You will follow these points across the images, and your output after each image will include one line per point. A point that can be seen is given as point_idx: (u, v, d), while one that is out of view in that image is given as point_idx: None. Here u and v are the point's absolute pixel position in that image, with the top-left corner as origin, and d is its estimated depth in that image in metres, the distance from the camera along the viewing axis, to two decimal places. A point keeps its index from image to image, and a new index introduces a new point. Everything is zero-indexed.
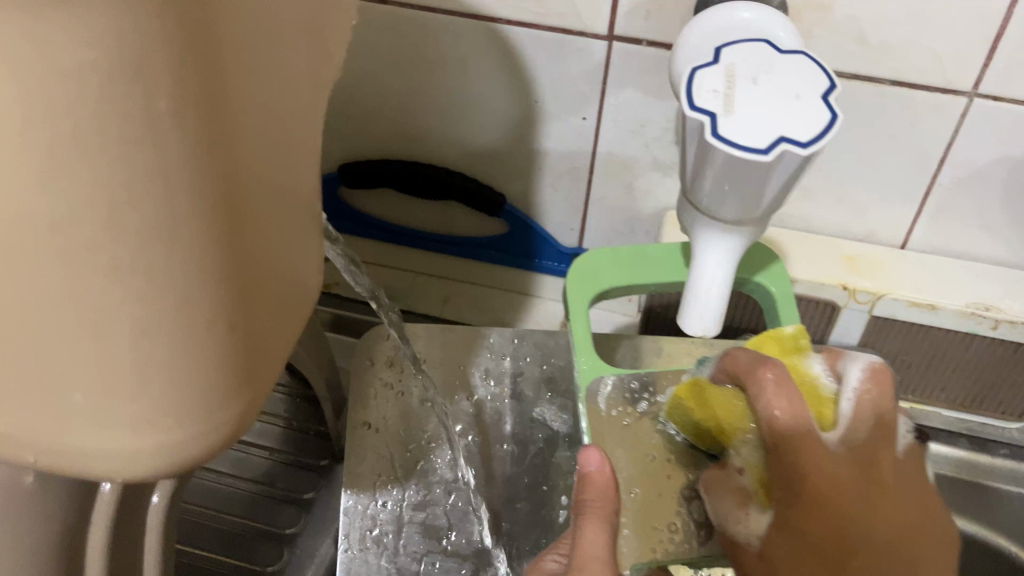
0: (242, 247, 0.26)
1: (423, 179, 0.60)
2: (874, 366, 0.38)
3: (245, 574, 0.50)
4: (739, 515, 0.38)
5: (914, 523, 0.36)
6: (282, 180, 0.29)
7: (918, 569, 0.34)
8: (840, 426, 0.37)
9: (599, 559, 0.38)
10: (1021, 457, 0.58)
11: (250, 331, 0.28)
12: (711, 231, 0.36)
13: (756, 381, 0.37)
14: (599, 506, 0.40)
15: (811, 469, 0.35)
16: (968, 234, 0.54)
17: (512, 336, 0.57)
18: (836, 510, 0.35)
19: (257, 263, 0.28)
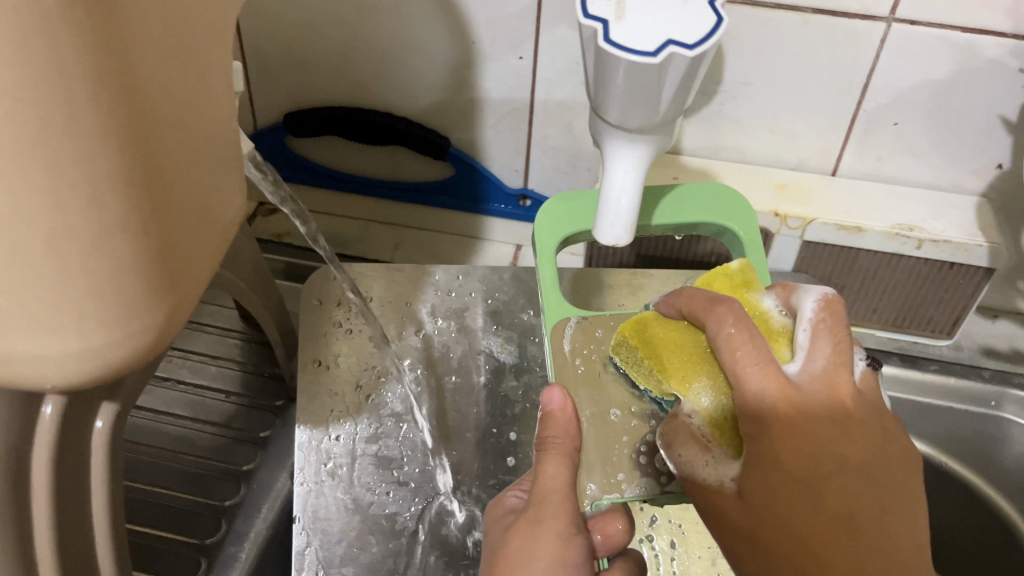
0: (166, 186, 0.27)
1: (366, 125, 0.61)
2: (827, 297, 0.37)
3: (204, 508, 0.52)
4: (703, 458, 0.36)
5: (880, 450, 0.35)
6: (205, 118, 0.29)
7: (889, 491, 0.34)
8: (800, 357, 0.36)
9: (558, 492, 0.40)
10: (949, 371, 0.60)
11: (188, 263, 0.30)
12: (612, 139, 0.33)
13: (715, 316, 0.36)
14: (563, 443, 0.40)
15: (778, 398, 0.34)
16: (894, 158, 0.56)
17: (458, 273, 0.60)
18: (807, 446, 0.33)
19: (185, 200, 0.28)
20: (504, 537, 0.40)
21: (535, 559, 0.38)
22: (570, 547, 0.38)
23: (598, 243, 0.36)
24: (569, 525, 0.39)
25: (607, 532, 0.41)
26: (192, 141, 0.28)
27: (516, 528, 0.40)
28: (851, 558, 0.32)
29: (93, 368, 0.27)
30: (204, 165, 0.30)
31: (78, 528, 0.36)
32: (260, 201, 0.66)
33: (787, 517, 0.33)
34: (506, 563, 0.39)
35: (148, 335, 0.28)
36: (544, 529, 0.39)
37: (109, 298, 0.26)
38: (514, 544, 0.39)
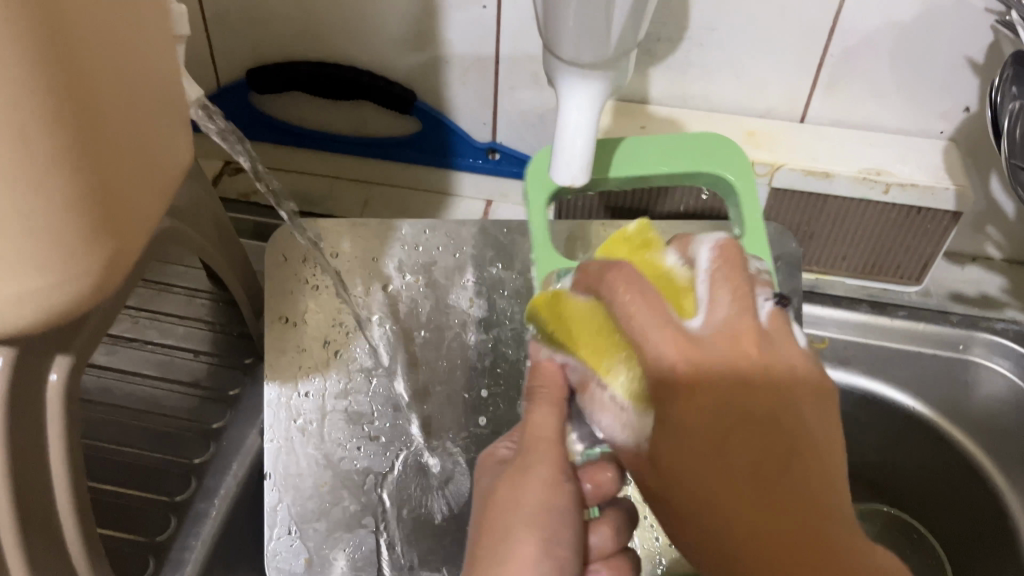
0: (95, 127, 0.26)
1: (329, 79, 0.60)
2: (721, 243, 0.34)
3: (173, 466, 0.52)
4: (623, 420, 0.35)
5: (789, 386, 0.33)
6: (136, 59, 0.29)
7: (805, 433, 0.32)
8: (702, 312, 0.34)
9: (547, 439, 0.37)
10: (918, 316, 0.60)
11: (123, 206, 0.29)
12: (565, 76, 0.33)
13: (609, 286, 0.34)
14: (549, 391, 0.38)
15: (674, 357, 0.32)
16: (861, 103, 0.55)
17: (425, 228, 0.59)
18: (705, 404, 0.31)
19: (117, 142, 0.28)
20: (491, 486, 0.37)
21: (525, 500, 0.35)
22: (564, 489, 0.36)
23: (556, 182, 0.36)
24: (560, 471, 0.36)
25: (597, 482, 0.38)
26: (123, 80, 0.28)
27: (502, 477, 0.37)
28: (758, 511, 0.31)
29: (35, 314, 0.27)
30: (136, 108, 0.29)
31: (36, 484, 0.36)
32: (226, 160, 0.64)
33: (693, 482, 0.32)
34: (493, 507, 0.36)
35: (90, 279, 0.28)
36: (533, 474, 0.36)
37: (43, 243, 0.25)
38: (503, 490, 0.36)
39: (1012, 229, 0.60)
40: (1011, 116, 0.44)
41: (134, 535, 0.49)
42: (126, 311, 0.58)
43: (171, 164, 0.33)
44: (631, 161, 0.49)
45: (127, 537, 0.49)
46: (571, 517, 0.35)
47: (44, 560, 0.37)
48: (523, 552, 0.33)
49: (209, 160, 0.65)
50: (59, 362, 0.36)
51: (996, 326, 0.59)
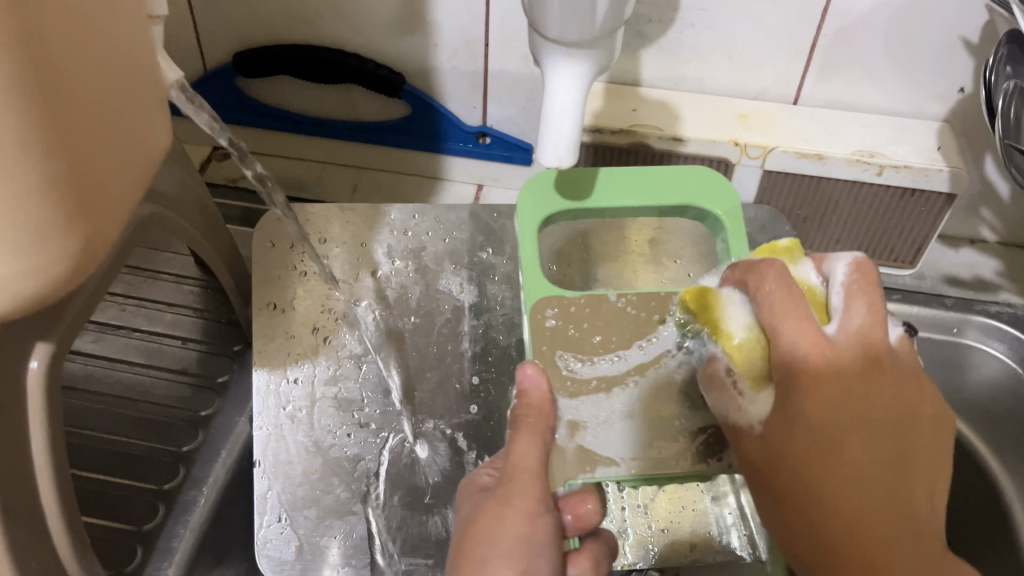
0: (65, 108, 0.26)
1: (317, 63, 0.59)
2: (858, 260, 0.37)
3: (161, 454, 0.52)
4: (738, 402, 0.38)
5: (907, 407, 0.34)
6: (107, 38, 0.28)
7: (914, 452, 0.33)
8: (839, 321, 0.36)
9: (528, 470, 0.38)
10: (912, 300, 0.59)
11: (95, 189, 0.28)
12: (551, 56, 0.32)
13: (757, 275, 0.37)
14: (535, 421, 0.41)
15: (809, 346, 0.34)
16: (855, 84, 0.55)
17: (414, 213, 0.59)
18: (834, 394, 0.33)
19: (87, 123, 0.27)
20: (473, 513, 0.38)
21: (503, 531, 0.36)
22: (541, 522, 0.36)
23: (541, 165, 0.35)
24: (538, 505, 0.37)
25: (577, 513, 0.40)
26: (94, 60, 0.27)
27: (485, 504, 0.37)
28: (863, 501, 0.32)
29: (8, 301, 0.26)
30: (109, 88, 0.29)
31: (18, 474, 0.36)
32: (214, 146, 0.64)
33: (800, 462, 0.33)
34: (472, 534, 0.36)
35: (64, 264, 0.27)
36: (512, 505, 0.36)
37: (14, 229, 0.25)
38: (482, 518, 0.37)
39: (1007, 212, 0.59)
40: (1004, 95, 0.44)
41: (122, 524, 0.49)
42: (115, 299, 0.57)
43: (149, 147, 0.32)
44: (617, 192, 0.51)
45: (115, 524, 0.49)
46: (547, 550, 0.36)
47: (28, 550, 0.36)
48: None
49: (196, 146, 0.64)
50: (40, 349, 0.36)
51: (991, 308, 0.59)
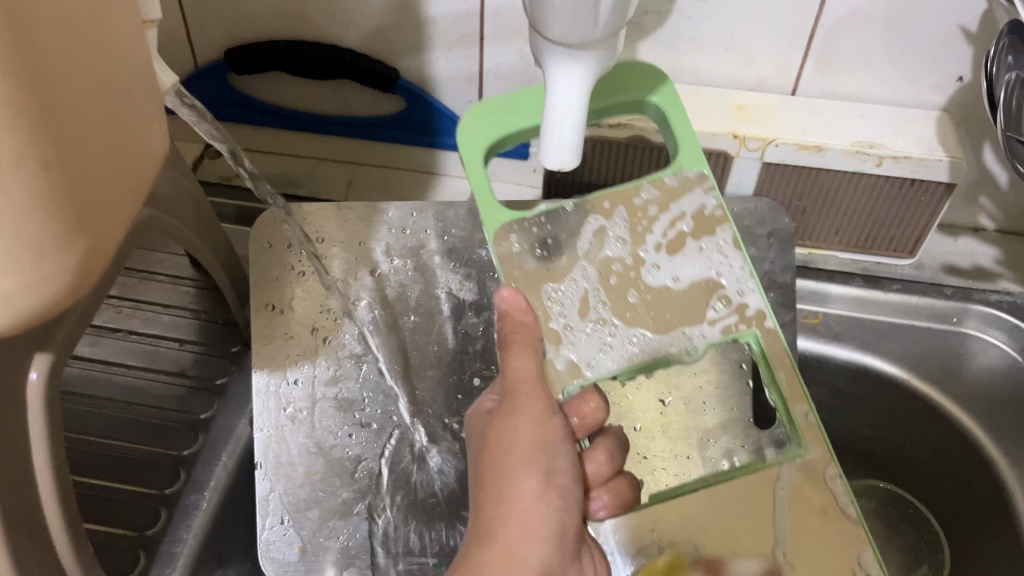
0: (59, 122, 0.25)
1: (311, 60, 0.58)
2: None
3: (162, 459, 0.51)
4: None
5: None
6: (101, 49, 0.27)
7: None
8: None
9: (526, 379, 0.42)
10: (912, 290, 0.60)
11: (92, 200, 0.28)
12: (553, 59, 0.32)
13: None
14: (521, 336, 0.43)
15: None
16: (853, 75, 0.54)
17: (411, 211, 0.58)
18: None
19: (82, 135, 0.27)
20: (484, 433, 0.42)
21: (520, 442, 0.40)
22: (551, 424, 0.41)
23: (547, 166, 0.35)
24: (545, 408, 0.42)
25: (584, 414, 0.43)
26: (88, 71, 0.27)
27: (494, 420, 0.42)
28: None
29: (5, 318, 0.26)
30: (104, 97, 0.28)
31: (21, 486, 0.35)
32: (206, 143, 0.63)
33: None
34: (489, 452, 0.41)
35: (65, 278, 0.27)
36: (521, 415, 0.41)
37: (12, 245, 0.24)
38: (495, 433, 0.41)
39: (1005, 200, 0.59)
40: (1006, 86, 0.44)
41: (123, 530, 0.48)
42: (109, 301, 0.57)
43: (145, 154, 0.32)
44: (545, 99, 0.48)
45: (115, 530, 0.48)
46: (561, 448, 0.41)
47: (31, 563, 0.36)
48: (528, 487, 0.39)
49: (188, 143, 0.63)
50: (39, 360, 0.35)
51: (990, 297, 0.59)
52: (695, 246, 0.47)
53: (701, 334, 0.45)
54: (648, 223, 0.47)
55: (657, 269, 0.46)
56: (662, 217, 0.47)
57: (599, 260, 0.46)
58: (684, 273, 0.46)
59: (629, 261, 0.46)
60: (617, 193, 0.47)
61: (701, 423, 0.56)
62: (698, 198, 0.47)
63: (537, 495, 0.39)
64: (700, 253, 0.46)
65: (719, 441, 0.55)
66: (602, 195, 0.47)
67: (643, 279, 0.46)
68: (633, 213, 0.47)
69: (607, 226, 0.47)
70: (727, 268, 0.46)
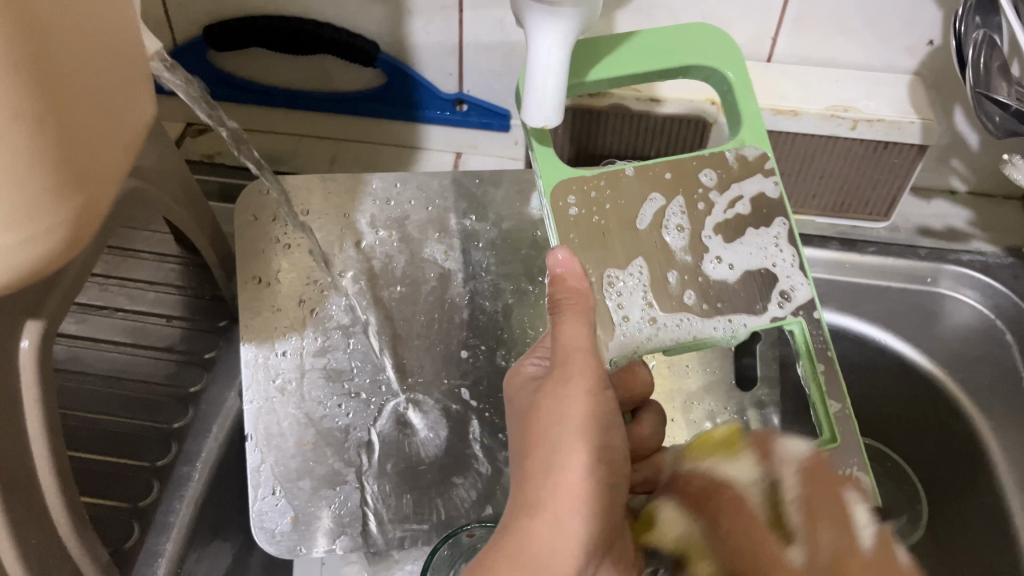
0: (54, 79, 0.25)
1: (291, 35, 0.58)
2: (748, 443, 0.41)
3: (153, 433, 0.52)
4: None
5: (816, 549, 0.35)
6: (92, 10, 0.28)
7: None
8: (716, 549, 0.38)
9: (579, 348, 0.40)
10: (889, 252, 0.61)
11: (86, 159, 0.28)
12: (537, 18, 0.33)
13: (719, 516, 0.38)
14: (575, 302, 0.42)
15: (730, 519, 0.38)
16: (826, 40, 0.55)
17: (396, 181, 0.59)
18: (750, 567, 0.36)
19: (75, 93, 0.27)
20: (533, 398, 0.40)
21: (571, 412, 0.38)
22: (603, 397, 0.39)
23: (532, 122, 0.36)
24: (598, 379, 0.39)
25: (631, 385, 0.45)
26: (81, 31, 0.27)
27: (543, 390, 0.39)
28: None
29: (7, 271, 0.26)
30: (95, 60, 0.28)
31: (18, 450, 0.36)
32: (187, 122, 0.63)
33: None
34: (537, 420, 0.38)
35: (62, 232, 0.28)
36: (574, 385, 0.38)
37: (10, 198, 0.25)
38: (545, 402, 0.39)
39: (976, 161, 0.61)
40: (973, 45, 0.45)
41: (117, 502, 0.49)
42: (94, 279, 0.57)
43: (135, 119, 0.32)
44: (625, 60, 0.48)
45: (109, 502, 0.49)
46: (610, 423, 0.39)
47: (29, 528, 0.36)
48: (575, 460, 0.36)
49: (168, 122, 0.63)
50: (29, 327, 0.35)
51: (963, 257, 0.60)
52: (750, 234, 0.48)
53: (743, 322, 0.47)
54: (707, 206, 0.48)
55: (717, 260, 0.48)
56: (719, 201, 0.49)
57: (657, 242, 0.47)
58: (740, 264, 0.48)
59: (686, 248, 0.48)
60: (676, 165, 0.49)
61: (685, 385, 0.56)
62: (758, 182, 0.49)
63: (587, 470, 0.36)
64: (756, 243, 0.48)
65: (702, 403, 0.55)
66: (663, 166, 0.49)
67: (704, 267, 0.47)
68: (690, 197, 0.48)
69: (666, 209, 0.48)
70: (780, 260, 0.48)
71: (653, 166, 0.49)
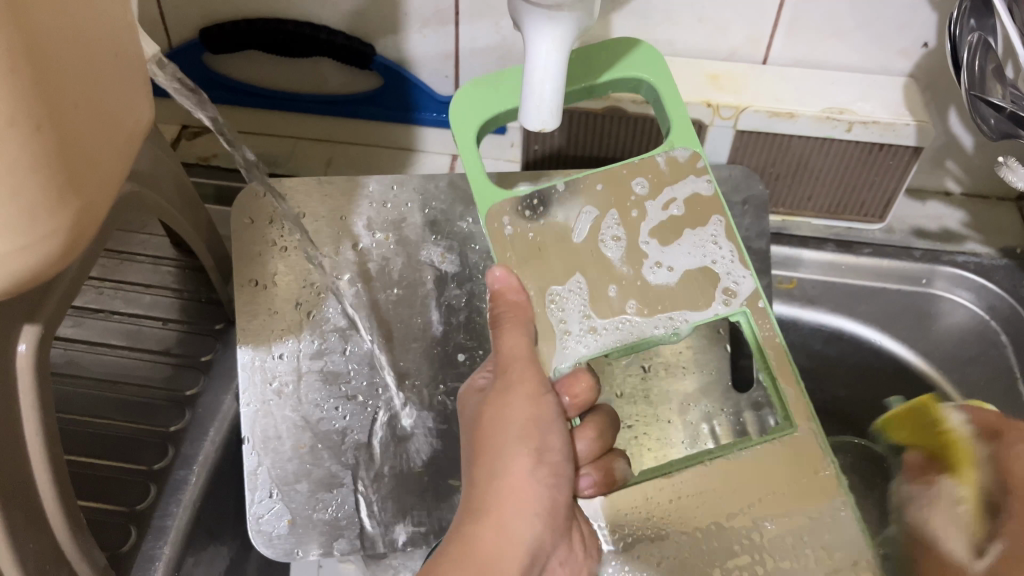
0: (52, 85, 0.25)
1: (287, 37, 0.58)
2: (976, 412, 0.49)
3: (149, 436, 0.52)
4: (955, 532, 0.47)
5: None
6: (89, 16, 0.28)
7: None
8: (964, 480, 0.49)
9: (521, 358, 0.42)
10: (885, 254, 0.61)
11: (83, 164, 0.28)
12: (535, 22, 0.33)
13: None
14: (516, 314, 0.43)
15: None
16: (821, 43, 0.56)
17: (392, 183, 0.58)
18: None
19: (73, 98, 0.27)
20: (478, 409, 0.42)
21: (513, 420, 0.40)
22: (544, 403, 0.41)
23: (529, 126, 0.36)
24: (539, 388, 0.41)
25: (574, 393, 0.43)
26: (78, 36, 0.27)
27: (488, 400, 0.41)
28: None
29: (4, 277, 0.26)
30: (92, 65, 0.28)
31: (15, 454, 0.36)
32: (183, 124, 0.63)
33: None
34: (483, 429, 0.41)
35: (60, 237, 0.27)
36: (515, 394, 0.41)
37: (8, 204, 0.25)
38: (489, 412, 0.41)
39: (970, 163, 0.61)
40: (969, 47, 0.45)
41: (113, 506, 0.49)
42: (89, 282, 0.57)
43: (132, 123, 0.32)
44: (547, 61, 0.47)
45: (104, 506, 0.49)
46: (552, 427, 0.41)
47: (26, 533, 0.36)
48: (518, 466, 0.39)
49: (164, 125, 0.63)
50: (27, 332, 0.35)
51: (958, 259, 0.60)
52: (687, 234, 0.46)
53: (685, 319, 0.45)
54: (641, 212, 0.46)
55: (657, 265, 0.45)
56: (652, 205, 0.46)
57: (590, 256, 0.45)
58: (681, 265, 0.45)
59: (624, 257, 0.45)
60: (607, 175, 0.46)
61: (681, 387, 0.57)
62: (691, 183, 0.46)
63: (530, 472, 0.39)
64: (693, 243, 0.46)
65: (698, 404, 0.56)
66: (595, 176, 0.46)
67: (643, 274, 0.45)
68: (623, 207, 0.46)
69: (600, 221, 0.46)
70: (718, 256, 0.46)
71: (585, 179, 0.46)
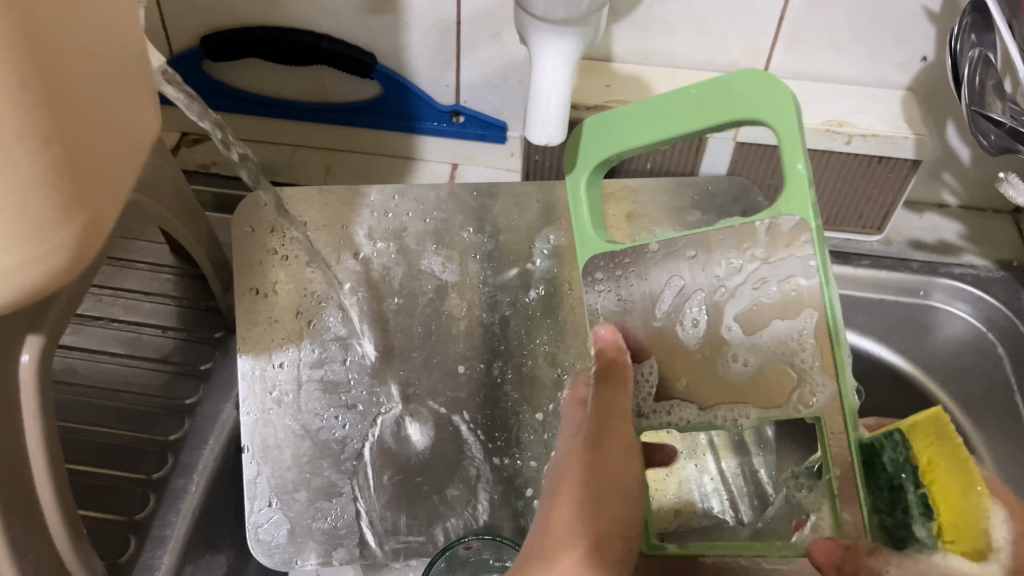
0: (62, 101, 0.26)
1: (288, 46, 0.58)
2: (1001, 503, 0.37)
3: (149, 445, 0.51)
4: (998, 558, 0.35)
5: None
6: (98, 30, 0.28)
7: None
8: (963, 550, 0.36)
9: (621, 412, 0.42)
10: (882, 265, 0.62)
11: (91, 179, 0.28)
12: (542, 36, 0.33)
13: None
14: (620, 373, 0.45)
15: None
16: (819, 56, 0.56)
17: (394, 194, 0.59)
18: None
19: (82, 114, 0.27)
20: (565, 464, 0.40)
21: (604, 471, 0.39)
22: (635, 467, 0.40)
23: (534, 141, 0.36)
24: (631, 453, 0.41)
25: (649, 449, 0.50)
26: (87, 48, 0.27)
27: (580, 446, 0.41)
28: None
29: (9, 291, 0.26)
30: (101, 80, 0.28)
31: (15, 466, 0.35)
32: (182, 131, 0.63)
33: None
34: (573, 476, 0.39)
35: (66, 252, 0.27)
36: (609, 447, 0.40)
37: (18, 218, 0.25)
38: (583, 454, 0.40)
39: (967, 176, 0.61)
40: (970, 62, 0.45)
41: (113, 515, 0.48)
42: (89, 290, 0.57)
43: (139, 136, 0.32)
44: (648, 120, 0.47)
45: (104, 515, 0.48)
46: (635, 496, 0.39)
47: (26, 544, 0.36)
48: (596, 524, 0.37)
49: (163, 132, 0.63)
50: (30, 342, 0.35)
51: (955, 271, 0.61)
52: (776, 325, 0.43)
53: (747, 415, 0.44)
54: (731, 291, 0.45)
55: (734, 357, 0.44)
56: (743, 283, 0.45)
57: (668, 341, 0.46)
58: (760, 346, 0.43)
59: (701, 340, 0.46)
60: (704, 241, 0.46)
61: None
62: (792, 260, 0.42)
63: (606, 532, 0.37)
64: (782, 330, 0.42)
65: None
66: (693, 241, 0.47)
67: (722, 363, 0.45)
68: (716, 282, 0.46)
69: (686, 296, 0.47)
70: (801, 357, 0.42)
71: (680, 240, 0.47)
